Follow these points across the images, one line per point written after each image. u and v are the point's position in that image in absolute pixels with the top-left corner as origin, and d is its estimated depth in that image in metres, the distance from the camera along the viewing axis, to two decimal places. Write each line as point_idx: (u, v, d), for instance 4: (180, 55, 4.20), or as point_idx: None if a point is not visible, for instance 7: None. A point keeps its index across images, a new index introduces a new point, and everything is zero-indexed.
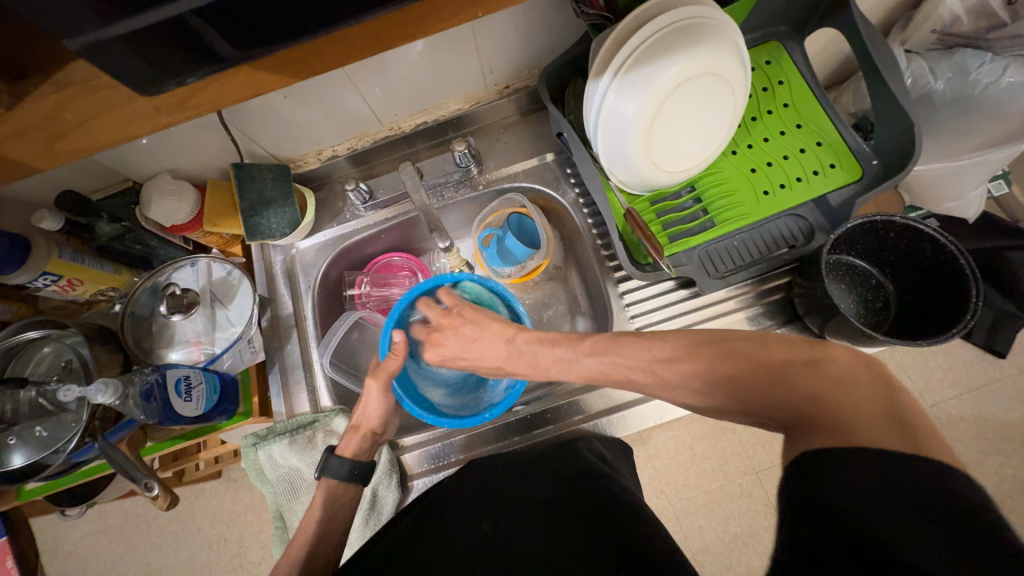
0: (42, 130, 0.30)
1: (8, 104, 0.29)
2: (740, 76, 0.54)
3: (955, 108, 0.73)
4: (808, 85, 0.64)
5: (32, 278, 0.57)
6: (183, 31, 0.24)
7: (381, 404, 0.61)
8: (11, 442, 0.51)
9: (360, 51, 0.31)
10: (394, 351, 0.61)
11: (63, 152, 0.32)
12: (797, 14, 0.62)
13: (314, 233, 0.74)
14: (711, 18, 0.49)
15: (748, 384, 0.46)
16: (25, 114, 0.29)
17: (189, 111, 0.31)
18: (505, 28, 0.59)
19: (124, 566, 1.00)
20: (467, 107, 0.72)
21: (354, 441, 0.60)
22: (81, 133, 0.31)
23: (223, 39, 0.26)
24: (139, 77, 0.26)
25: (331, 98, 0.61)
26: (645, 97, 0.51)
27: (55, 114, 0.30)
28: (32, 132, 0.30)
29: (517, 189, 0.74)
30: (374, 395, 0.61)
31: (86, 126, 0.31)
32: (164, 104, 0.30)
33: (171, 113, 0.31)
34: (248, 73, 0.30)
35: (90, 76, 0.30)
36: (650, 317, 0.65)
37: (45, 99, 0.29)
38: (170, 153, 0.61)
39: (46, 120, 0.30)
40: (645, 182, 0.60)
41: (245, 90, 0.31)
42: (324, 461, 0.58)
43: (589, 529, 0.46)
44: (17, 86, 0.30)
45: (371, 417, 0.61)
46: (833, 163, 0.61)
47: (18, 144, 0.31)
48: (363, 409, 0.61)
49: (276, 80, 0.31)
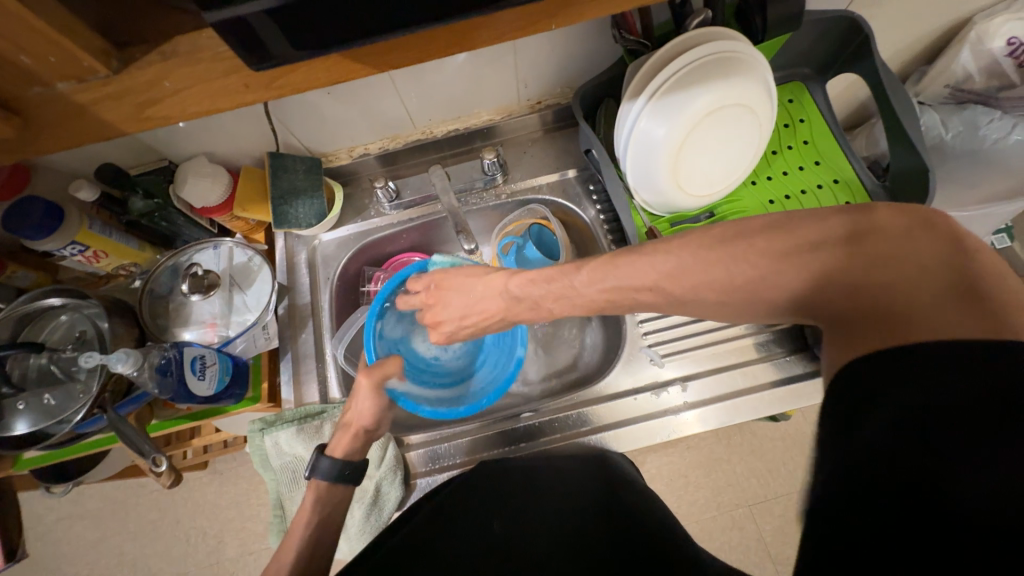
0: (139, 94, 0.32)
1: (115, 68, 0.31)
2: (766, 109, 0.56)
3: (963, 160, 0.76)
4: (828, 126, 0.67)
5: (61, 245, 0.58)
6: (298, 10, 0.27)
7: (373, 403, 0.58)
8: (19, 407, 0.52)
9: (443, 49, 0.33)
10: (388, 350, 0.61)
11: (152, 119, 0.33)
12: (823, 58, 0.65)
13: (337, 227, 0.76)
14: (744, 52, 0.52)
15: None
16: (127, 78, 0.31)
17: (273, 92, 0.33)
18: (546, 46, 0.61)
19: (97, 554, 0.98)
20: (498, 118, 0.74)
21: (346, 438, 0.59)
22: (173, 101, 0.32)
23: (329, 26, 0.29)
24: (245, 51, 0.28)
25: (372, 98, 0.64)
26: (677, 122, 0.53)
27: (153, 82, 0.31)
28: (126, 96, 0.32)
29: (541, 201, 0.76)
30: (365, 393, 0.58)
31: (178, 96, 0.32)
32: (253, 80, 0.32)
33: (257, 91, 0.33)
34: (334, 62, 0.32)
35: (192, 48, 0.31)
36: (662, 335, 0.66)
37: (148, 66, 0.31)
38: (210, 137, 0.63)
39: (142, 86, 0.31)
40: (669, 203, 0.62)
41: (330, 76, 0.33)
42: (315, 461, 0.57)
43: (601, 540, 0.45)
44: (121, 52, 0.32)
45: (363, 415, 0.59)
46: (849, 202, 0.63)
47: (112, 106, 0.32)
48: (353, 408, 0.59)
49: (357, 70, 0.33)
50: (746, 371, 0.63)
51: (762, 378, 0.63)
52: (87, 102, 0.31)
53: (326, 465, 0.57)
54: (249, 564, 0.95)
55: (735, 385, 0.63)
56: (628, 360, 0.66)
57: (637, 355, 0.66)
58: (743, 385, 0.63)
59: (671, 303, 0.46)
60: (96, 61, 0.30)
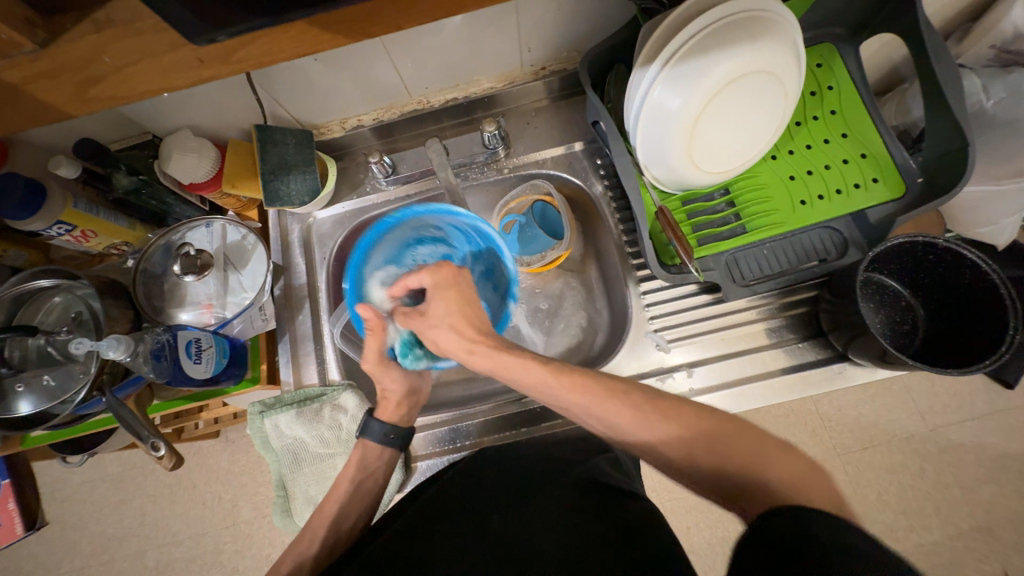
0: (78, 71, 0.30)
1: (41, 40, 0.29)
2: (793, 76, 0.51)
3: (1002, 130, 0.70)
4: (859, 93, 0.61)
5: (46, 226, 0.56)
6: None
7: (399, 376, 0.61)
8: (19, 389, 0.51)
9: (418, 15, 0.31)
10: (371, 328, 0.58)
11: (96, 97, 0.32)
12: (856, 17, 0.59)
13: (332, 204, 0.73)
14: (773, 12, 0.46)
15: (712, 447, 0.42)
16: (59, 53, 0.29)
17: (232, 66, 0.31)
18: (549, 6, 0.56)
19: (119, 514, 1.02)
20: (500, 86, 0.70)
21: (389, 407, 0.62)
22: (117, 78, 0.31)
23: None
24: (176, 15, 0.26)
25: (362, 66, 0.59)
26: (693, 92, 0.48)
27: (93, 56, 0.30)
28: (63, 74, 0.30)
29: (545, 175, 0.72)
30: (384, 373, 0.61)
31: (123, 72, 0.31)
32: (208, 55, 0.30)
33: (212, 65, 0.31)
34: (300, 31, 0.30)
35: (132, 18, 0.29)
36: (669, 320, 0.64)
37: (82, 38, 0.29)
38: (193, 110, 0.60)
39: (82, 61, 0.30)
40: (681, 180, 0.58)
41: (294, 46, 0.31)
42: (365, 424, 0.61)
43: (606, 531, 0.43)
44: (50, 21, 0.29)
45: (395, 387, 0.62)
46: (876, 178, 0.59)
47: (49, 85, 0.30)
48: (383, 387, 0.62)
49: (328, 39, 0.31)
50: (754, 358, 0.61)
51: (772, 365, 0.61)
52: (20, 81, 0.30)
53: (378, 429, 0.60)
54: (263, 528, 0.98)
55: (742, 372, 0.61)
56: (632, 345, 0.64)
57: (642, 340, 0.63)
58: (751, 371, 0.61)
59: (611, 413, 0.46)
60: (17, 33, 0.28)
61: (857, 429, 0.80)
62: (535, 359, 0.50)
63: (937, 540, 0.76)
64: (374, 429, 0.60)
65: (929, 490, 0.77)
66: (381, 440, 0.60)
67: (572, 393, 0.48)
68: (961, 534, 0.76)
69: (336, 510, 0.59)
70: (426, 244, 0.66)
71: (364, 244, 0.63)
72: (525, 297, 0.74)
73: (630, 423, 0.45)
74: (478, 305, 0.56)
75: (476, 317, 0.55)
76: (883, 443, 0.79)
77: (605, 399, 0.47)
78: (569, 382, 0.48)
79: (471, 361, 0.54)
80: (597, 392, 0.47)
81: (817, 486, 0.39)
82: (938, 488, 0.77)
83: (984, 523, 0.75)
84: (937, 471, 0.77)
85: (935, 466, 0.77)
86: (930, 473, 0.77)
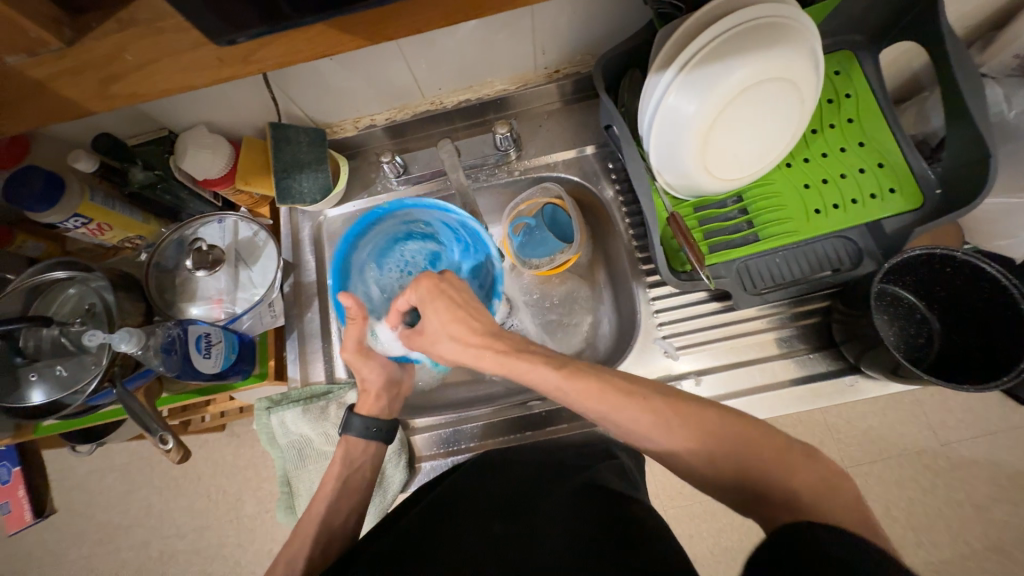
0: (101, 68, 0.31)
1: (67, 39, 0.29)
2: (811, 83, 0.51)
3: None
4: (877, 102, 0.60)
5: (62, 219, 0.57)
6: None
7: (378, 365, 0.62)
8: (32, 377, 0.52)
9: (436, 17, 0.31)
10: (351, 317, 0.59)
11: (118, 94, 0.32)
12: (876, 25, 0.58)
13: (343, 202, 0.73)
14: (793, 19, 0.46)
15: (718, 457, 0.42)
16: (84, 50, 0.30)
17: (252, 66, 0.32)
18: (565, 9, 0.56)
19: (126, 504, 1.03)
20: (513, 88, 0.70)
21: (369, 399, 0.62)
22: (139, 75, 0.31)
23: None
24: (198, 15, 0.26)
25: (377, 66, 0.59)
26: (708, 97, 0.48)
27: (116, 54, 0.30)
28: (87, 71, 0.31)
29: (555, 179, 0.72)
30: (369, 365, 0.62)
31: (144, 70, 0.31)
32: (228, 54, 0.31)
33: (232, 65, 0.31)
34: (320, 33, 0.31)
35: (156, 17, 0.29)
36: (677, 327, 0.63)
37: (107, 36, 0.29)
38: (210, 107, 0.60)
39: (105, 59, 0.30)
40: (693, 186, 0.57)
41: (312, 47, 0.31)
42: (348, 420, 0.61)
43: (610, 540, 0.42)
44: (77, 20, 0.30)
45: (374, 379, 0.62)
46: (892, 188, 0.58)
47: (73, 81, 0.31)
48: (362, 376, 0.62)
49: (348, 42, 0.32)
50: (763, 368, 0.60)
51: (781, 375, 0.60)
52: (44, 77, 0.30)
53: (360, 424, 0.60)
54: (265, 523, 0.99)
55: (751, 381, 0.60)
56: (640, 351, 0.63)
57: (650, 347, 0.63)
58: (759, 381, 0.60)
59: (631, 416, 0.46)
60: (44, 30, 0.28)
61: (867, 443, 0.78)
62: (545, 364, 0.49)
63: (946, 558, 0.74)
64: (371, 427, 0.60)
65: (940, 507, 0.75)
66: (386, 438, 0.60)
67: (584, 399, 0.47)
68: (972, 553, 0.74)
69: (339, 507, 0.59)
70: (416, 240, 0.68)
71: (349, 236, 0.63)
72: (532, 300, 0.74)
73: (649, 427, 0.45)
74: (473, 309, 0.56)
75: (473, 323, 0.55)
76: (894, 457, 0.78)
77: (622, 403, 0.46)
78: (587, 385, 0.48)
79: (478, 362, 0.55)
80: (614, 397, 0.46)
81: (826, 500, 0.38)
82: (950, 506, 0.75)
83: (996, 542, 0.74)
84: (948, 487, 0.76)
85: (946, 483, 0.76)
86: (941, 490, 0.76)
